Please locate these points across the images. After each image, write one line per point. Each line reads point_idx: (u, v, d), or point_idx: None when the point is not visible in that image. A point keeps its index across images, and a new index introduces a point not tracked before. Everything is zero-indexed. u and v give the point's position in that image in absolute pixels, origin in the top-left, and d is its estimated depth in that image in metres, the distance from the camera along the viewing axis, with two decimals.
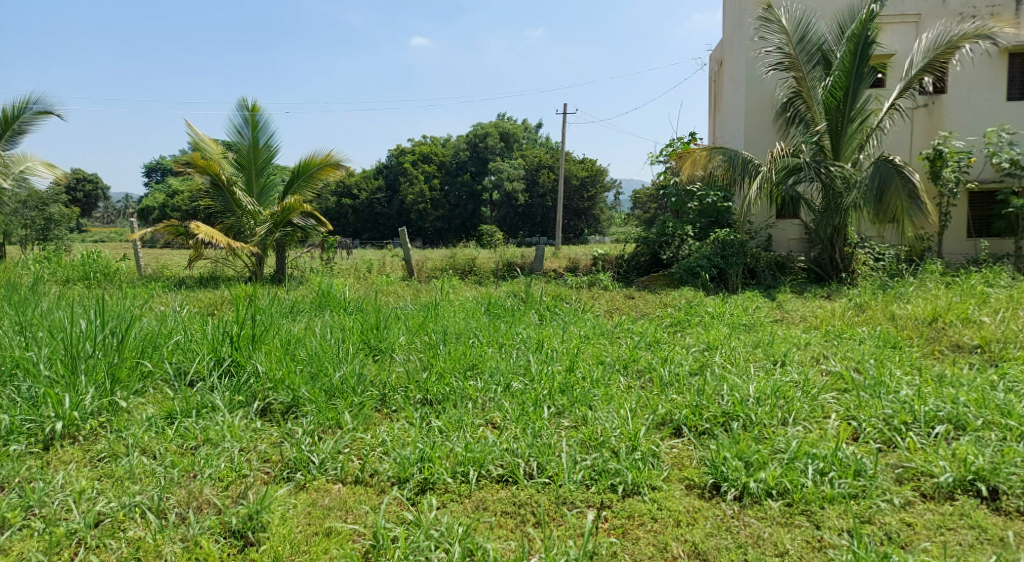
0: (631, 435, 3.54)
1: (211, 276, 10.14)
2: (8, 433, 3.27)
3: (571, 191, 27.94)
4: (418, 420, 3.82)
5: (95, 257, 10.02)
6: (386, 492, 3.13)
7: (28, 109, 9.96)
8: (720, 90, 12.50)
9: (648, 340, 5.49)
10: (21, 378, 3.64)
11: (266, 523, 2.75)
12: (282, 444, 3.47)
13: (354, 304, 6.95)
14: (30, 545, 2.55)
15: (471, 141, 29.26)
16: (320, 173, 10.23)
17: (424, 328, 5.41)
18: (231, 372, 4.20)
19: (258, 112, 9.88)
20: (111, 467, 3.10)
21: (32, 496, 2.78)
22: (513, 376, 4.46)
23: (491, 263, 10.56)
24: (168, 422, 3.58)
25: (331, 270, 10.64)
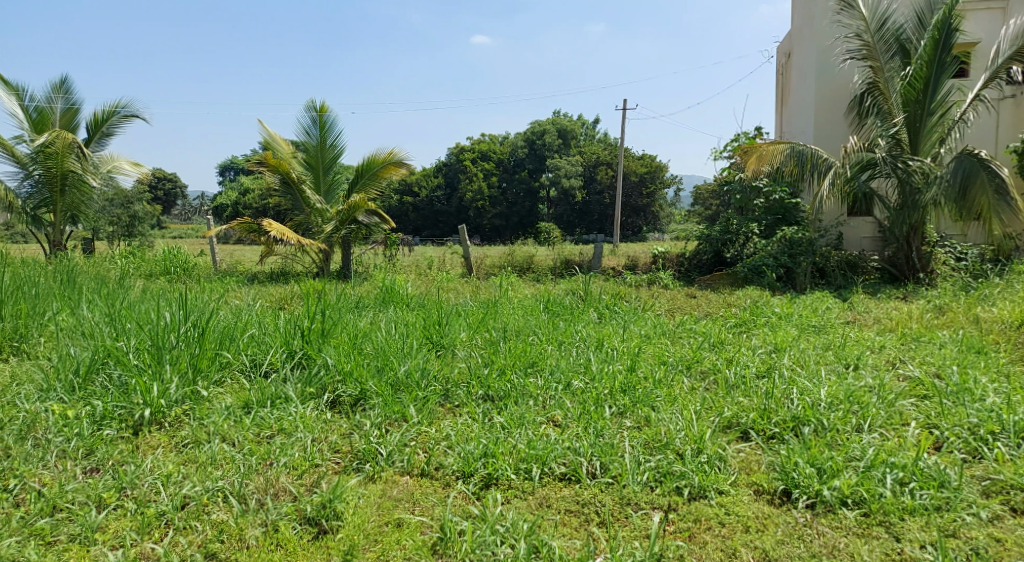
0: (696, 437, 3.49)
1: (281, 272, 10.52)
2: (101, 418, 3.47)
3: (630, 188, 27.63)
4: (481, 415, 3.87)
5: (175, 252, 10.56)
6: (451, 486, 3.19)
7: (115, 113, 10.56)
8: (789, 83, 12.11)
9: (712, 341, 5.39)
10: (112, 367, 3.87)
11: (339, 512, 2.85)
12: (351, 435, 3.58)
13: (416, 300, 7.09)
14: (124, 524, 2.71)
15: (528, 139, 29.17)
16: (384, 172, 10.47)
17: (484, 324, 5.48)
18: (303, 364, 4.37)
19: (326, 113, 10.15)
20: (194, 452, 3.27)
21: (125, 478, 2.96)
22: (573, 374, 4.46)
23: (549, 260, 10.55)
24: (245, 412, 3.75)
25: (394, 266, 10.88)
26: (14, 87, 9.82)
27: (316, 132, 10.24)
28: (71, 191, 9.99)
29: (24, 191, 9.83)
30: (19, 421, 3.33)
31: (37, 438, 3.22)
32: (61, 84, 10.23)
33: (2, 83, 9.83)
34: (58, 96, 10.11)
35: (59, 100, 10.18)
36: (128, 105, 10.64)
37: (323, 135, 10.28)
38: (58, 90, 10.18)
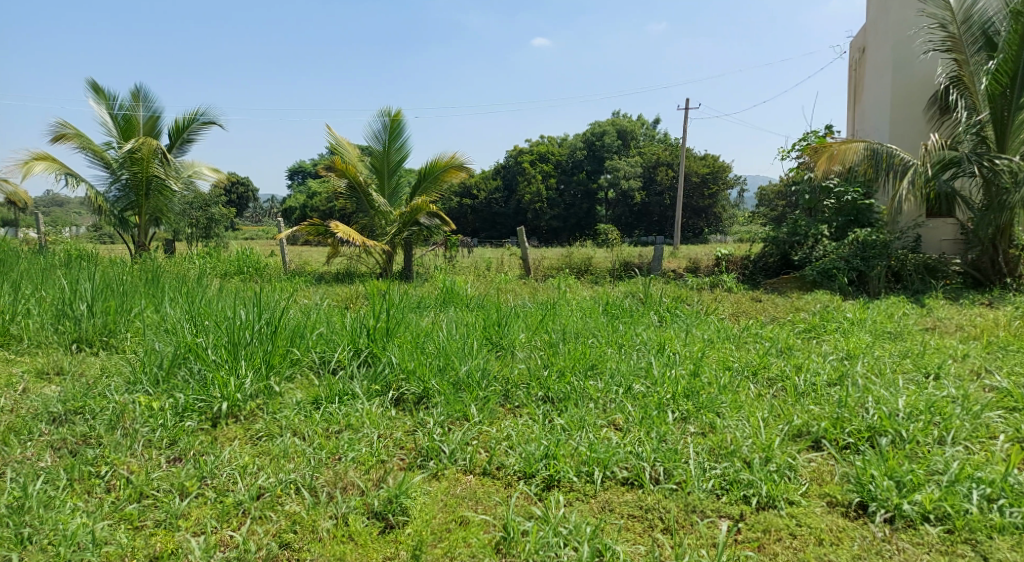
0: (764, 445, 3.40)
1: (345, 272, 10.82)
2: (183, 410, 3.65)
3: (691, 188, 27.09)
4: (541, 416, 3.88)
5: (247, 253, 11.01)
6: (513, 486, 3.21)
7: (195, 120, 11.09)
8: (862, 79, 11.62)
9: (780, 347, 5.22)
10: (192, 362, 4.06)
11: (405, 507, 2.91)
12: (416, 433, 3.64)
13: (476, 301, 7.16)
14: (205, 511, 2.85)
15: (588, 140, 29.14)
16: (445, 175, 10.62)
17: (543, 326, 5.48)
18: (368, 362, 4.47)
19: (398, 119, 10.37)
20: (268, 445, 3.40)
21: (205, 468, 3.10)
22: (635, 378, 4.40)
23: (608, 263, 10.45)
24: (314, 407, 3.88)
25: (453, 267, 11.02)
26: (103, 96, 10.43)
27: (384, 136, 10.46)
28: (154, 195, 10.55)
29: (112, 195, 10.47)
30: (109, 411, 3.53)
31: (125, 427, 3.40)
32: (145, 93, 10.81)
33: (93, 93, 10.46)
34: (142, 105, 10.69)
35: (143, 109, 10.77)
36: (206, 112, 11.16)
37: (391, 139, 10.49)
38: (142, 99, 10.77)
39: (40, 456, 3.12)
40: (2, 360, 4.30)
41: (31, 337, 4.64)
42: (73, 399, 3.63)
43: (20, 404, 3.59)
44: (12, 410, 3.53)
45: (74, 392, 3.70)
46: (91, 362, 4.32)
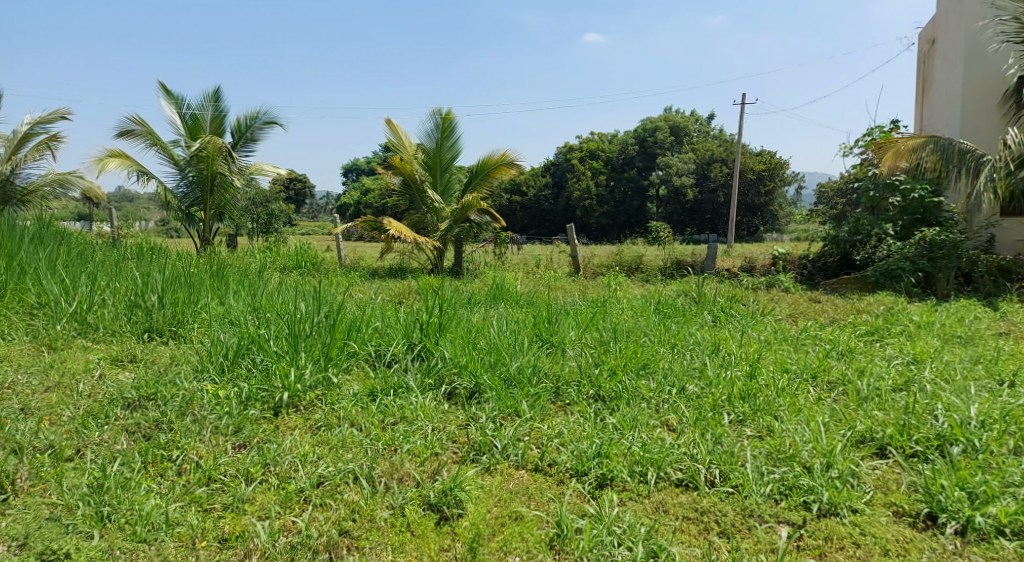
0: (825, 451, 3.31)
1: (398, 268, 11.00)
2: (247, 398, 3.78)
3: (746, 185, 26.42)
4: (593, 415, 3.86)
5: (305, 248, 11.33)
6: (565, 483, 3.21)
7: (257, 119, 11.45)
8: (931, 73, 11.14)
9: (841, 350, 5.05)
10: (255, 353, 4.20)
11: (459, 500, 2.95)
12: (468, 427, 3.68)
13: (526, 298, 7.17)
14: (269, 497, 2.95)
15: (639, 136, 28.32)
16: (495, 172, 10.66)
17: (594, 324, 5.45)
18: (422, 356, 4.54)
19: (450, 119, 10.48)
20: (327, 435, 3.49)
21: (268, 455, 3.21)
22: (688, 379, 4.34)
23: (659, 261, 10.30)
24: (370, 399, 3.96)
25: (503, 264, 11.07)
26: (173, 96, 10.86)
27: (437, 135, 10.58)
28: (218, 191, 10.94)
29: (180, 191, 10.88)
30: (179, 398, 3.68)
31: (194, 414, 3.55)
32: (212, 93, 11.21)
33: (163, 93, 10.91)
34: (209, 105, 11.09)
35: (210, 108, 11.16)
36: (268, 111, 11.50)
37: (443, 139, 10.61)
38: (209, 99, 11.17)
39: (116, 439, 3.28)
40: (80, 347, 4.54)
41: (106, 326, 4.88)
42: (146, 385, 3.80)
43: (97, 390, 3.78)
44: (90, 395, 3.72)
45: (146, 379, 3.87)
46: (161, 351, 4.51)
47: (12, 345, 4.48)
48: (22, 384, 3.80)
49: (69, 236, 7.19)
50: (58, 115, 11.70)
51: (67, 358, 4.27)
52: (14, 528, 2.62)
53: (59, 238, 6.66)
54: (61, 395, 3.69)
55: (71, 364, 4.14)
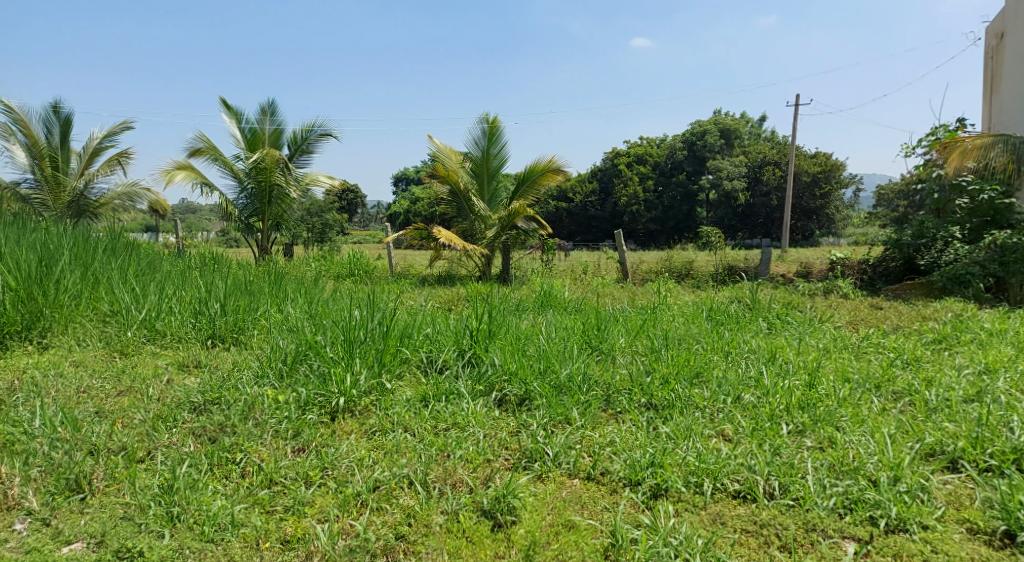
0: (892, 464, 3.19)
1: (447, 275, 11.12)
2: (306, 403, 3.88)
3: (801, 189, 25.70)
4: (645, 423, 3.81)
5: (358, 257, 11.58)
6: (618, 493, 3.17)
7: (312, 132, 11.77)
8: (1001, 68, 10.64)
9: (905, 358, 4.86)
10: (313, 359, 4.31)
11: (513, 507, 2.96)
12: (520, 434, 3.68)
13: (574, 305, 7.14)
14: (328, 501, 3.01)
15: (688, 140, 27.69)
16: (543, 179, 10.66)
17: (644, 331, 5.39)
18: (472, 363, 4.57)
19: (494, 125, 10.52)
20: (381, 440, 3.55)
21: (326, 459, 3.29)
22: (744, 388, 4.24)
23: (710, 266, 10.10)
24: (423, 404, 4.01)
25: (551, 271, 11.07)
26: (233, 112, 11.28)
27: (483, 143, 10.65)
28: (275, 202, 11.30)
29: (240, 203, 11.29)
30: (241, 402, 3.80)
31: (256, 418, 3.66)
32: (270, 108, 11.60)
33: (224, 108, 11.34)
34: (267, 119, 11.47)
35: (268, 122, 11.55)
36: (323, 124, 11.82)
37: (489, 146, 10.66)
38: (267, 113, 11.55)
39: (183, 441, 3.40)
40: (149, 353, 4.75)
41: (172, 333, 5.10)
42: (211, 390, 3.94)
43: (166, 394, 3.94)
44: (159, 399, 3.88)
45: (211, 384, 4.02)
46: (224, 356, 4.68)
47: (88, 350, 4.72)
48: (97, 388, 4.00)
49: (138, 246, 7.53)
50: (123, 126, 12.29)
51: (137, 363, 4.48)
52: (92, 526, 2.75)
53: (129, 249, 6.99)
54: (132, 399, 3.86)
55: (141, 370, 4.34)
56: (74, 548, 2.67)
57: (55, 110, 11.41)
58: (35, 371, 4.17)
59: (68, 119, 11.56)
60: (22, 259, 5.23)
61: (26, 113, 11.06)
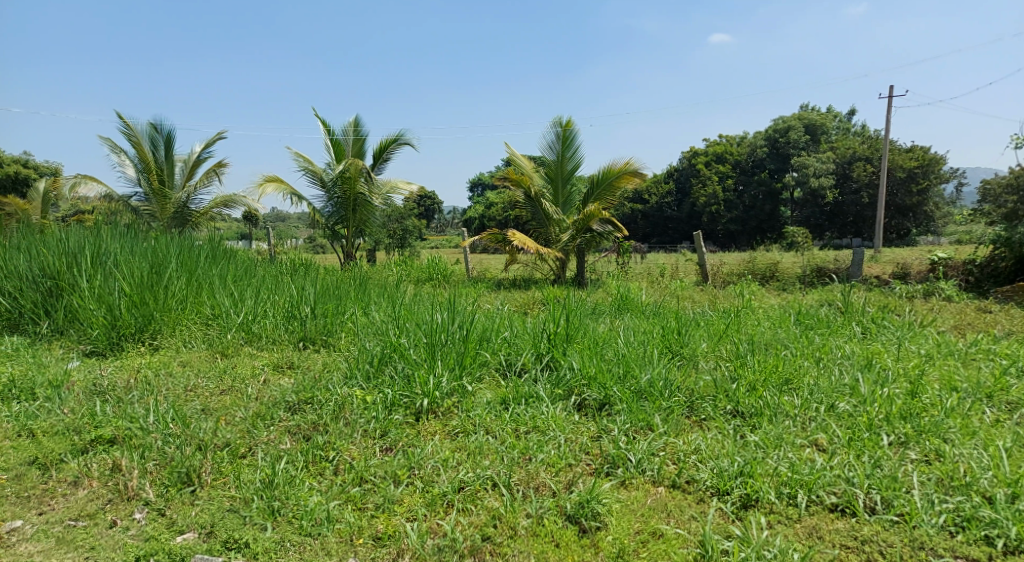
0: (1009, 480, 2.99)
1: (524, 279, 11.16)
2: (391, 404, 3.98)
3: (895, 185, 24.24)
4: (732, 431, 3.69)
5: (436, 261, 11.83)
6: (705, 502, 3.10)
7: (393, 141, 12.12)
8: None
9: (1020, 366, 4.49)
10: (397, 360, 4.42)
11: (597, 513, 2.95)
12: (601, 439, 3.64)
13: (652, 309, 7.01)
14: (415, 499, 3.09)
15: (770, 137, 26.70)
16: (619, 181, 10.54)
17: (728, 335, 5.23)
18: (550, 367, 4.57)
19: (569, 128, 10.49)
20: (464, 442, 3.61)
21: (413, 459, 3.36)
22: (839, 396, 4.04)
23: (797, 268, 9.67)
24: (503, 407, 4.04)
25: (627, 274, 10.93)
26: (321, 124, 11.78)
27: (557, 146, 10.64)
28: (359, 209, 11.69)
29: (326, 211, 11.78)
30: (332, 403, 3.95)
31: (346, 417, 3.80)
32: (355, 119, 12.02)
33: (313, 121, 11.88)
34: (351, 129, 11.90)
35: (352, 133, 11.97)
36: (403, 133, 12.16)
37: (564, 149, 10.64)
38: (352, 125, 11.98)
39: (281, 439, 3.57)
40: (247, 354, 5.02)
41: (267, 335, 5.36)
42: (304, 390, 4.13)
43: (263, 393, 4.16)
44: (257, 398, 4.10)
45: (304, 384, 4.20)
46: (315, 358, 4.88)
47: (193, 351, 5.04)
48: (202, 386, 4.26)
49: (234, 253, 7.96)
50: (216, 137, 13.02)
51: (236, 364, 4.74)
52: (202, 517, 2.93)
53: (225, 256, 7.40)
54: (234, 398, 4.09)
55: (240, 370, 4.59)
56: (187, 537, 2.85)
57: (157, 126, 12.20)
58: (148, 371, 4.50)
59: (168, 135, 12.35)
60: (136, 266, 5.65)
61: (132, 130, 11.89)
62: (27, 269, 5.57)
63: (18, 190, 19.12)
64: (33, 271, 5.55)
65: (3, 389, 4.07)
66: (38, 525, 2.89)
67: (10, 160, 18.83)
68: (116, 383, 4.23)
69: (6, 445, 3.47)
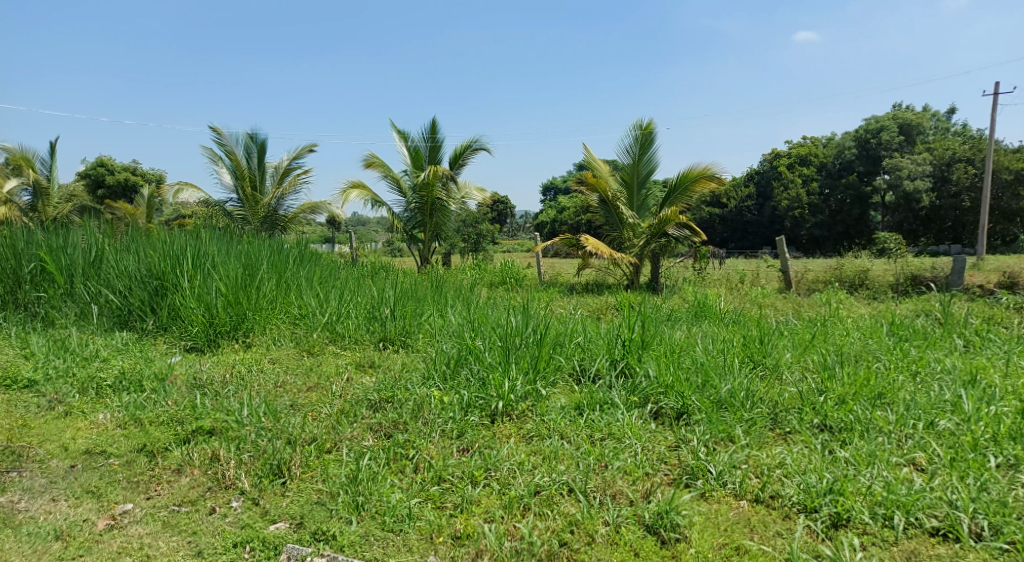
0: None
1: (596, 284, 11.07)
2: (467, 406, 4.03)
3: (1001, 187, 22.51)
4: (820, 446, 3.53)
5: (510, 266, 11.93)
6: (792, 519, 2.98)
7: (469, 148, 12.29)
8: None
9: None
10: (473, 363, 4.48)
11: (677, 525, 2.89)
12: (679, 449, 3.55)
13: (731, 316, 6.80)
14: (493, 501, 3.12)
15: (860, 137, 25.36)
16: (695, 185, 10.29)
17: (814, 345, 5.01)
18: (625, 373, 4.51)
19: (648, 132, 10.35)
20: (539, 445, 3.61)
21: (489, 461, 3.39)
22: (938, 413, 3.79)
23: (889, 276, 9.16)
24: (577, 413, 4.02)
25: (705, 280, 10.67)
26: (400, 132, 12.09)
27: (634, 150, 10.50)
28: (436, 214, 11.93)
29: (405, 216, 12.11)
30: (411, 402, 4.04)
31: (425, 417, 3.88)
32: (433, 126, 12.24)
33: (393, 129, 12.21)
34: (429, 136, 12.15)
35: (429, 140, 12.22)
36: (478, 139, 12.32)
37: (640, 153, 10.48)
38: (430, 132, 12.23)
39: (363, 436, 3.69)
40: (331, 353, 5.21)
41: (350, 335, 5.55)
42: (385, 389, 4.24)
43: (346, 391, 4.30)
44: (341, 395, 4.25)
45: (384, 383, 4.33)
46: (394, 358, 5.01)
47: (282, 349, 5.28)
48: (291, 383, 4.46)
49: (319, 256, 8.30)
50: (307, 149, 13.59)
51: (322, 362, 4.93)
52: (292, 509, 3.06)
53: (311, 259, 7.72)
54: (319, 395, 4.26)
55: (325, 368, 4.78)
56: (279, 527, 2.98)
57: (252, 136, 12.83)
58: (242, 367, 4.74)
59: (263, 144, 12.96)
60: (231, 268, 5.97)
61: (229, 139, 12.59)
62: (134, 269, 5.99)
63: (126, 196, 20.59)
64: (141, 271, 5.95)
65: (115, 381, 4.39)
66: (147, 508, 3.09)
67: (120, 168, 20.33)
68: (214, 377, 4.48)
69: (118, 433, 3.75)
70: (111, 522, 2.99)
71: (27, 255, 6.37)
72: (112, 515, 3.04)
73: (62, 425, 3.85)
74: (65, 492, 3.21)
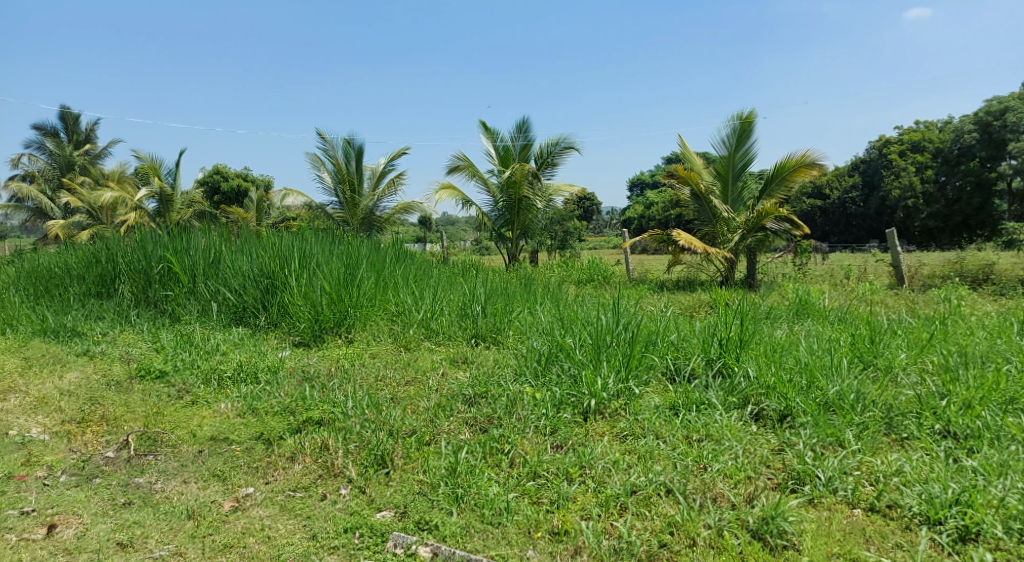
0: None
1: (687, 280, 10.77)
2: (560, 402, 4.04)
3: None
4: (942, 454, 3.27)
5: (599, 263, 11.83)
6: (913, 531, 2.79)
7: (557, 147, 12.26)
8: None
9: None
10: (564, 360, 4.47)
11: (785, 531, 2.78)
12: (784, 453, 3.40)
13: (837, 314, 6.46)
14: (589, 499, 3.11)
15: (981, 120, 22.96)
16: (795, 176, 9.77)
17: (931, 345, 4.66)
18: (722, 373, 4.36)
19: (746, 122, 9.96)
20: (634, 444, 3.56)
21: (584, 458, 3.38)
22: None
23: (1018, 270, 8.39)
24: (673, 413, 3.93)
25: (806, 276, 10.17)
26: (489, 132, 12.23)
27: (730, 141, 10.13)
28: (524, 212, 12.00)
29: (494, 214, 12.26)
30: (505, 398, 4.09)
31: (519, 413, 3.91)
32: (522, 125, 12.32)
33: (483, 129, 12.38)
34: (517, 136, 12.23)
35: (518, 139, 12.28)
36: (566, 138, 12.28)
37: (737, 144, 10.10)
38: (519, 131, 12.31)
39: (460, 429, 3.77)
40: (426, 348, 5.35)
41: (444, 331, 5.68)
42: (478, 385, 4.31)
43: (442, 385, 4.41)
44: (437, 389, 4.36)
45: (478, 379, 4.40)
46: (487, 355, 5.09)
47: (381, 344, 5.48)
48: (390, 377, 4.61)
49: (414, 254, 8.55)
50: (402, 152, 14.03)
51: (418, 357, 5.08)
52: (396, 498, 3.18)
53: (406, 258, 7.97)
54: (417, 389, 4.39)
55: (422, 363, 4.91)
56: (385, 515, 3.10)
57: (351, 140, 13.33)
58: (345, 361, 4.97)
59: (360, 148, 13.43)
60: (334, 268, 6.27)
61: (330, 144, 13.18)
62: (248, 268, 6.40)
63: (238, 201, 22.03)
64: (254, 271, 6.35)
65: (234, 373, 4.71)
66: (266, 493, 3.30)
67: (234, 175, 21.78)
68: (320, 371, 4.72)
69: (238, 421, 4.02)
70: (235, 504, 3.21)
71: (156, 257, 6.94)
72: (236, 498, 3.26)
73: (190, 412, 4.17)
74: (194, 474, 3.47)
